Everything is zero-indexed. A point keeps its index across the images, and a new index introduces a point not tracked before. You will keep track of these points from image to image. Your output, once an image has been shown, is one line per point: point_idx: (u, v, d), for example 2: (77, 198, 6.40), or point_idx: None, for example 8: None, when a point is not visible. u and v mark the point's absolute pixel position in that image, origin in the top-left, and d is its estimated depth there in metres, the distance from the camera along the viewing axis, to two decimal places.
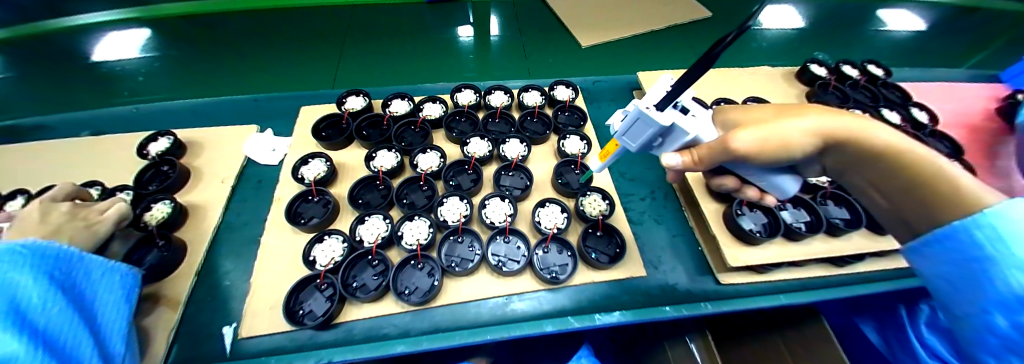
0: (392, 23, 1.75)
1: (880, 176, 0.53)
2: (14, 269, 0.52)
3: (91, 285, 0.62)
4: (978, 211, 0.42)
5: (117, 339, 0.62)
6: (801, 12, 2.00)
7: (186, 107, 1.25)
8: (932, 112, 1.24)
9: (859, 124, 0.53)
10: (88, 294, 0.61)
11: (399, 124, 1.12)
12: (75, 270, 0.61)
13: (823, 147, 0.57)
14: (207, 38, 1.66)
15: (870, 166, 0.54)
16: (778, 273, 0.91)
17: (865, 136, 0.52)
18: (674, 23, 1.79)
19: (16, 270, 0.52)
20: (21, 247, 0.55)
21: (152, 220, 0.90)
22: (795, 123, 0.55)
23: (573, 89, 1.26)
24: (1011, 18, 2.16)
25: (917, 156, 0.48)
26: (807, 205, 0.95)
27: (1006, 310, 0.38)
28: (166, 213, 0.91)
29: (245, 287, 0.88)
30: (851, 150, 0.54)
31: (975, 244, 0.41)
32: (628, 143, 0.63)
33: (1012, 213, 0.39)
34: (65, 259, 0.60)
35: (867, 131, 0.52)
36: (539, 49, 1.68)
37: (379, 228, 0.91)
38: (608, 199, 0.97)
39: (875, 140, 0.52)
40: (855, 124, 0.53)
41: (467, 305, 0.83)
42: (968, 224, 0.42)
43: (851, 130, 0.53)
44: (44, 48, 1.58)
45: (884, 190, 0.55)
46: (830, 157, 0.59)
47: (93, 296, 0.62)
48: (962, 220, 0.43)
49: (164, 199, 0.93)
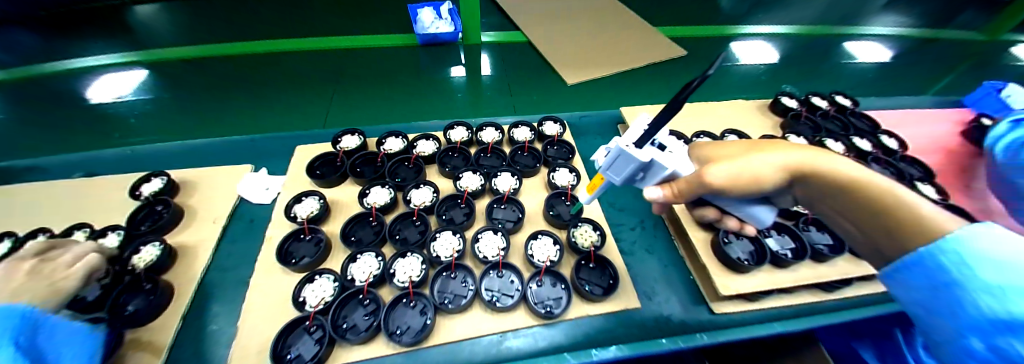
0: (387, 65, 1.84)
1: (845, 206, 0.58)
2: None
3: (56, 350, 0.60)
4: (941, 237, 0.45)
5: None
6: (771, 48, 2.16)
7: (181, 148, 1.27)
8: (901, 139, 1.31)
9: (823, 159, 0.58)
10: (54, 360, 0.59)
11: (393, 161, 1.15)
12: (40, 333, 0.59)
13: (790, 180, 0.62)
14: (206, 82, 1.71)
15: (835, 196, 0.58)
16: (767, 301, 0.91)
17: (830, 170, 0.57)
18: (655, 62, 1.91)
19: None
20: None
21: (141, 263, 0.88)
22: (762, 157, 0.60)
23: (561, 124, 1.31)
24: (964, 50, 2.35)
25: (879, 189, 0.52)
26: (790, 231, 0.97)
27: (980, 333, 0.39)
28: (154, 255, 0.90)
29: (229, 332, 0.85)
30: (816, 184, 0.59)
31: (945, 269, 0.43)
32: (613, 176, 0.65)
33: (971, 239, 0.42)
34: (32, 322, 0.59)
35: (831, 165, 0.57)
36: (529, 86, 1.77)
37: (371, 266, 0.90)
38: (598, 230, 0.99)
39: (840, 174, 0.56)
40: (819, 159, 0.58)
41: (461, 344, 0.81)
42: (933, 250, 0.45)
43: (812, 164, 0.58)
44: (46, 90, 1.62)
45: (857, 222, 0.57)
46: (798, 188, 0.64)
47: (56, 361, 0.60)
48: (926, 246, 0.46)
49: (153, 242, 0.92)
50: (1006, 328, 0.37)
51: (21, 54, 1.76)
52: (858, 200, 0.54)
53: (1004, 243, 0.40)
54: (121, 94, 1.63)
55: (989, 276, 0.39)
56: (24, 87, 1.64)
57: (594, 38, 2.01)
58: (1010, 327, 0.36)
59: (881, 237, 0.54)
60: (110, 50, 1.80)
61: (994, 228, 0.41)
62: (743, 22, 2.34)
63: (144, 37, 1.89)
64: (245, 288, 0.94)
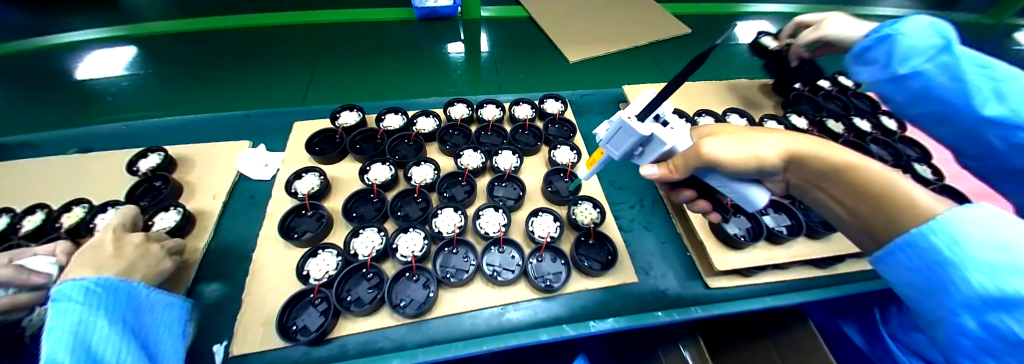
0: (380, 41, 1.78)
1: (844, 193, 0.52)
2: (98, 310, 0.57)
3: (154, 320, 0.64)
4: (930, 220, 0.44)
5: None
6: (776, 27, 2.12)
7: (176, 124, 1.24)
8: (900, 120, 1.31)
9: (822, 147, 0.53)
10: (153, 331, 0.63)
11: (393, 138, 1.14)
12: (142, 308, 0.63)
13: (785, 167, 0.57)
14: (194, 57, 1.66)
15: (832, 181, 0.52)
16: (762, 276, 0.93)
17: (829, 157, 0.52)
18: (658, 39, 1.87)
19: (98, 312, 0.56)
20: (94, 284, 0.59)
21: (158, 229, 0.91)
22: (760, 141, 0.56)
23: (563, 102, 1.29)
24: (970, 32, 2.32)
25: (881, 177, 0.48)
26: (787, 209, 0.99)
27: (972, 310, 0.40)
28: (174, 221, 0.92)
29: (238, 303, 0.87)
30: (811, 168, 0.54)
31: (933, 248, 0.43)
32: (612, 151, 0.65)
33: (959, 218, 0.42)
34: (136, 297, 0.63)
35: (831, 153, 0.52)
36: (529, 64, 1.73)
37: (373, 241, 0.91)
38: (598, 207, 1.00)
39: (839, 159, 0.51)
40: (818, 147, 0.53)
41: (462, 316, 0.83)
42: (924, 232, 0.43)
43: (813, 149, 0.53)
44: (34, 65, 1.57)
45: (847, 201, 0.52)
46: (791, 173, 0.58)
47: (155, 335, 0.63)
48: (915, 227, 0.45)
49: (171, 208, 0.95)
50: (998, 305, 0.38)
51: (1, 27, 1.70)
52: (856, 184, 0.49)
53: (989, 220, 0.40)
54: (114, 71, 1.58)
55: (982, 256, 0.39)
56: (9, 61, 1.58)
57: (597, 14, 1.95)
58: (1003, 304, 0.37)
59: (855, 228, 0.55)
60: (95, 24, 1.72)
61: (976, 208, 0.41)
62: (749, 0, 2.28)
63: (130, 11, 1.81)
64: (249, 262, 0.95)
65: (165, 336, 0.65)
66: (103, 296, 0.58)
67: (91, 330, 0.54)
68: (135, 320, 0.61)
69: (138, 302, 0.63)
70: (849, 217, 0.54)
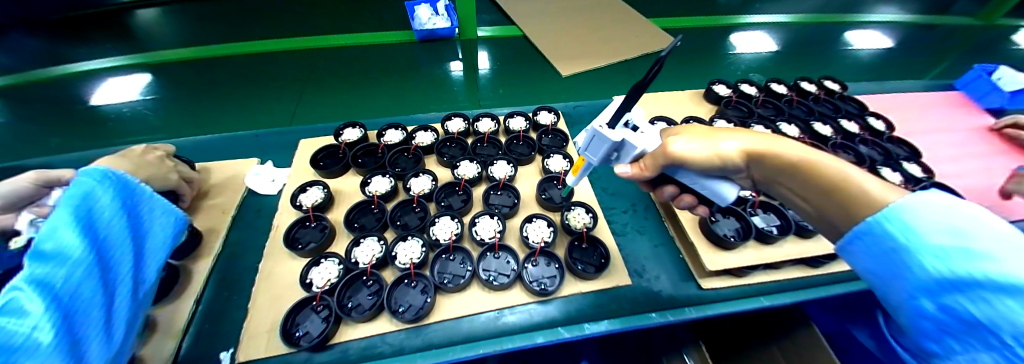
0: (384, 63, 1.87)
1: (803, 187, 0.55)
2: (105, 193, 0.69)
3: (152, 216, 0.78)
4: (884, 208, 0.46)
5: (154, 261, 0.75)
6: (768, 37, 2.19)
7: (190, 144, 1.32)
8: (888, 120, 1.34)
9: (780, 143, 0.57)
10: (148, 222, 0.77)
11: (393, 152, 1.19)
12: (142, 203, 0.76)
13: (748, 163, 0.61)
14: (203, 83, 1.76)
15: (789, 176, 0.57)
16: (755, 276, 0.95)
17: (784, 154, 0.56)
18: (649, 53, 1.94)
19: (104, 194, 0.69)
20: (111, 174, 0.72)
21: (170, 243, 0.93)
22: (723, 139, 0.61)
23: (555, 114, 1.34)
24: (957, 35, 2.37)
25: (834, 174, 0.51)
26: (776, 209, 1.01)
27: (930, 293, 0.42)
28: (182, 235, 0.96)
29: (243, 312, 0.91)
30: (772, 164, 0.57)
31: (888, 236, 0.45)
32: (590, 157, 0.69)
33: (909, 205, 0.44)
34: (137, 193, 0.76)
35: (784, 148, 0.56)
36: (527, 80, 1.80)
37: (373, 250, 0.94)
38: (590, 213, 1.03)
39: (791, 156, 0.55)
40: (777, 144, 0.57)
41: (460, 321, 0.86)
42: (878, 220, 0.46)
43: (774, 148, 0.57)
44: (54, 93, 1.67)
45: (806, 194, 0.56)
46: (754, 169, 0.61)
47: (148, 228, 0.76)
48: (872, 215, 0.47)
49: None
50: (953, 287, 0.40)
51: (23, 57, 1.81)
52: (813, 179, 0.53)
53: (938, 207, 0.42)
54: (130, 97, 1.68)
55: (936, 242, 0.41)
56: (37, 89, 1.70)
57: (590, 29, 2.03)
58: (957, 287, 0.39)
59: (819, 221, 0.58)
60: (112, 53, 1.84)
61: (922, 195, 0.44)
62: (742, 12, 2.35)
63: (149, 40, 1.93)
64: (255, 272, 0.99)
65: (156, 232, 0.78)
66: (116, 179, 0.72)
67: (96, 202, 0.67)
68: (128, 206, 0.73)
69: (140, 199, 0.76)
70: (810, 210, 0.58)
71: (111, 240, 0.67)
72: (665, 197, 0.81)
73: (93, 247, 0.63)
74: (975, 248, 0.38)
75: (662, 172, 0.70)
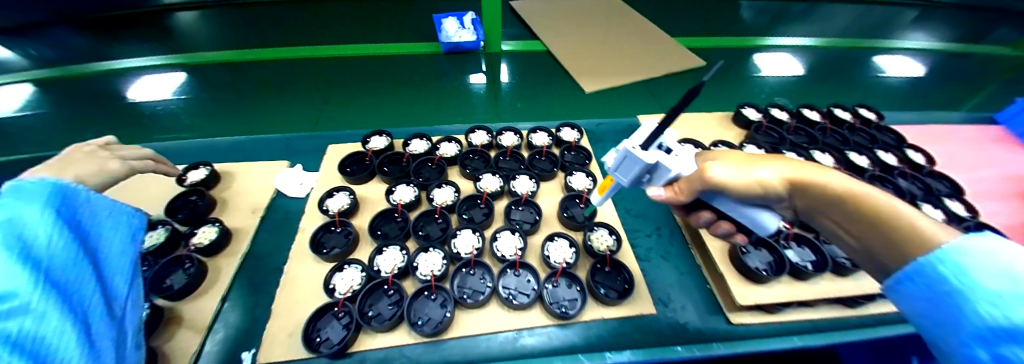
0: (410, 73, 1.92)
1: (848, 219, 0.54)
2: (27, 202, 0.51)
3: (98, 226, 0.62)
4: (937, 249, 0.42)
5: (117, 279, 0.61)
6: (795, 60, 2.14)
7: (224, 145, 1.38)
8: (928, 154, 1.29)
9: (823, 174, 0.56)
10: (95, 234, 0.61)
11: (418, 162, 1.20)
12: (81, 207, 0.60)
13: (791, 193, 0.60)
14: (238, 84, 1.84)
15: (834, 207, 0.55)
16: (788, 313, 0.90)
17: (828, 184, 0.55)
18: (672, 72, 1.93)
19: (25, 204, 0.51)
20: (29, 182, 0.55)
21: (199, 243, 0.99)
22: (763, 169, 0.60)
23: (579, 131, 1.34)
24: (995, 66, 2.29)
25: (881, 203, 0.50)
26: (811, 244, 0.97)
27: (982, 341, 0.35)
28: (212, 235, 1.01)
29: (266, 313, 0.92)
30: (815, 194, 0.56)
31: (941, 279, 0.41)
32: (620, 178, 0.68)
33: (965, 247, 0.40)
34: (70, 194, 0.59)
35: (828, 178, 0.56)
36: (549, 95, 1.81)
37: (396, 259, 0.95)
38: (614, 235, 1.01)
39: (834, 186, 0.55)
40: (820, 174, 0.56)
41: (477, 339, 0.85)
42: (931, 261, 0.42)
43: (817, 178, 0.56)
44: (100, 90, 1.77)
45: (856, 232, 0.54)
46: (797, 200, 0.60)
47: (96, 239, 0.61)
48: (925, 256, 0.43)
49: (210, 223, 1.03)
50: (1005, 334, 0.33)
51: (71, 52, 1.91)
52: (860, 213, 0.52)
53: (1003, 252, 0.37)
54: (168, 95, 1.77)
55: (991, 286, 0.35)
56: (85, 84, 1.80)
57: (613, 47, 2.04)
58: (1008, 333, 0.33)
59: (868, 263, 0.55)
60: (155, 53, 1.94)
61: (985, 238, 0.39)
62: (768, 33, 2.32)
63: (189, 41, 2.03)
64: (279, 274, 1.01)
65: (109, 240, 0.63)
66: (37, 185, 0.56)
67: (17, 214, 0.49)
68: (69, 215, 0.57)
69: (75, 204, 0.59)
70: (857, 248, 0.55)
71: (57, 263, 0.50)
72: (699, 223, 0.79)
73: (41, 273, 0.47)
74: None
75: (697, 198, 0.70)
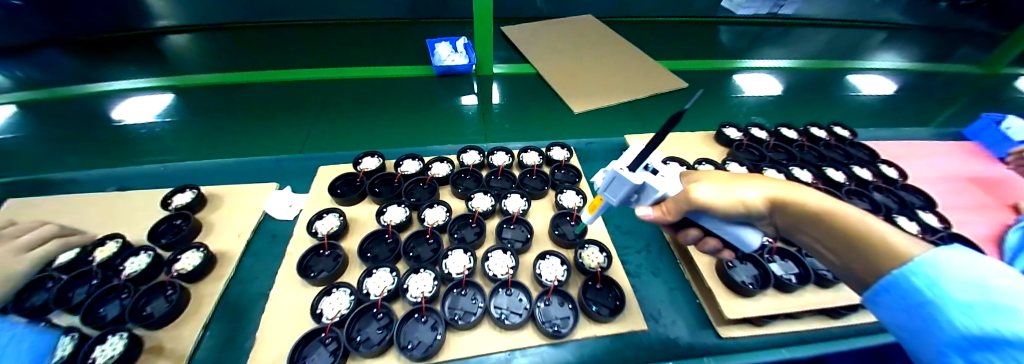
0: (402, 94, 1.96)
1: (829, 237, 0.55)
2: None
3: None
4: (908, 262, 0.44)
5: None
6: (771, 81, 2.25)
7: (213, 167, 1.37)
8: (900, 169, 1.35)
9: (798, 190, 0.59)
10: None
11: (409, 182, 1.21)
12: None
13: (772, 210, 0.63)
14: (230, 106, 1.84)
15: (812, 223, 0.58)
16: (775, 325, 0.91)
17: (806, 202, 0.57)
18: (658, 92, 2.00)
19: None
20: None
21: (181, 270, 0.96)
22: (747, 188, 0.63)
23: (568, 150, 1.37)
24: (959, 85, 2.43)
25: (855, 220, 0.52)
26: (793, 257, 0.99)
27: (960, 350, 0.37)
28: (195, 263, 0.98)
29: (249, 341, 0.89)
30: (794, 211, 0.59)
31: (916, 291, 0.42)
32: (610, 197, 0.69)
33: (936, 260, 0.42)
34: None
35: (804, 196, 0.58)
36: (539, 115, 1.86)
37: (385, 281, 0.94)
38: (604, 252, 1.02)
39: (810, 205, 0.57)
40: (796, 190, 0.59)
41: (468, 361, 0.83)
42: (901, 273, 0.44)
43: (794, 195, 0.59)
44: (86, 112, 1.75)
45: (836, 249, 0.54)
46: (777, 217, 0.63)
47: None
48: (897, 269, 0.45)
49: (195, 248, 1.01)
50: (982, 344, 0.35)
51: (59, 76, 1.89)
52: (837, 231, 0.53)
53: (971, 265, 0.39)
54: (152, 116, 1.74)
55: (963, 297, 0.38)
56: (69, 106, 1.77)
57: (600, 68, 2.11)
58: (986, 344, 0.34)
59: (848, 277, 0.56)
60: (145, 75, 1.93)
61: (952, 250, 0.41)
62: (746, 55, 2.44)
63: (179, 63, 2.02)
64: (264, 299, 0.98)
65: None
66: None
67: None
68: None
69: None
70: (839, 264, 0.56)
71: None
72: (687, 240, 0.79)
73: None
74: (1006, 302, 0.34)
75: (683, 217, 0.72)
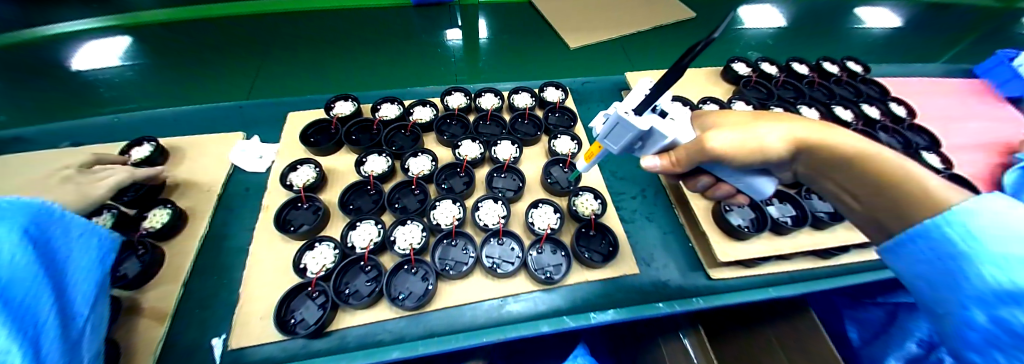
0: (377, 26, 1.74)
1: (856, 182, 0.50)
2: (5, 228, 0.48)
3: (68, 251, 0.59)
4: (946, 211, 0.40)
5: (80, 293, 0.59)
6: (782, 12, 2.07)
7: (168, 115, 1.22)
8: (909, 106, 1.29)
9: (827, 132, 0.53)
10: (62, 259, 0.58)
11: (389, 129, 1.11)
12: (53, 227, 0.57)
13: (796, 156, 0.56)
14: (180, 45, 1.61)
15: (841, 169, 0.52)
16: (765, 266, 0.93)
17: (839, 146, 0.51)
18: (659, 25, 1.82)
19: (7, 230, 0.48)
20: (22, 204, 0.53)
21: (152, 226, 0.90)
22: (763, 131, 0.55)
23: (563, 90, 1.26)
24: (976, 16, 2.28)
25: (890, 167, 0.46)
26: (792, 199, 0.97)
27: (983, 304, 0.34)
28: (165, 218, 0.91)
29: (236, 296, 0.88)
30: (822, 155, 0.53)
31: (947, 241, 0.39)
32: (610, 145, 0.63)
33: (974, 208, 0.38)
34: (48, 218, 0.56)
35: (836, 139, 0.52)
36: (530, 51, 1.69)
37: (371, 233, 0.90)
38: (599, 199, 0.98)
39: (845, 148, 0.51)
40: (826, 132, 0.53)
41: (461, 309, 0.83)
42: (936, 223, 0.40)
43: (826, 138, 0.52)
44: (11, 54, 1.51)
45: (863, 197, 0.51)
46: (800, 163, 0.57)
47: (64, 255, 0.58)
48: (931, 219, 0.41)
49: (161, 204, 0.93)
50: (1010, 298, 0.32)
51: None
52: (867, 176, 0.48)
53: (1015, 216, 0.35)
54: (116, 60, 1.54)
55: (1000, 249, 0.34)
56: None
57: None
58: (1015, 298, 0.32)
59: (866, 225, 0.53)
60: (75, 10, 1.65)
61: (996, 199, 0.37)
62: None
63: None
64: (246, 255, 0.94)
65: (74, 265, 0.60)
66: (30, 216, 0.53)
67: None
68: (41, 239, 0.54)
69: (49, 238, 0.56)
70: (861, 212, 0.53)
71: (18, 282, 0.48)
72: (695, 188, 0.75)
73: None
74: None
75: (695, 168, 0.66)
